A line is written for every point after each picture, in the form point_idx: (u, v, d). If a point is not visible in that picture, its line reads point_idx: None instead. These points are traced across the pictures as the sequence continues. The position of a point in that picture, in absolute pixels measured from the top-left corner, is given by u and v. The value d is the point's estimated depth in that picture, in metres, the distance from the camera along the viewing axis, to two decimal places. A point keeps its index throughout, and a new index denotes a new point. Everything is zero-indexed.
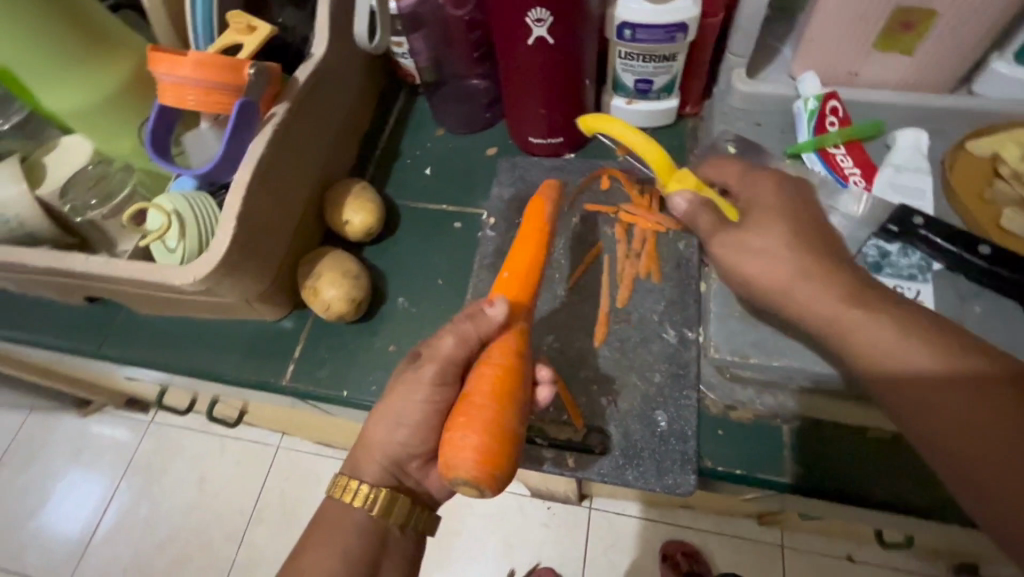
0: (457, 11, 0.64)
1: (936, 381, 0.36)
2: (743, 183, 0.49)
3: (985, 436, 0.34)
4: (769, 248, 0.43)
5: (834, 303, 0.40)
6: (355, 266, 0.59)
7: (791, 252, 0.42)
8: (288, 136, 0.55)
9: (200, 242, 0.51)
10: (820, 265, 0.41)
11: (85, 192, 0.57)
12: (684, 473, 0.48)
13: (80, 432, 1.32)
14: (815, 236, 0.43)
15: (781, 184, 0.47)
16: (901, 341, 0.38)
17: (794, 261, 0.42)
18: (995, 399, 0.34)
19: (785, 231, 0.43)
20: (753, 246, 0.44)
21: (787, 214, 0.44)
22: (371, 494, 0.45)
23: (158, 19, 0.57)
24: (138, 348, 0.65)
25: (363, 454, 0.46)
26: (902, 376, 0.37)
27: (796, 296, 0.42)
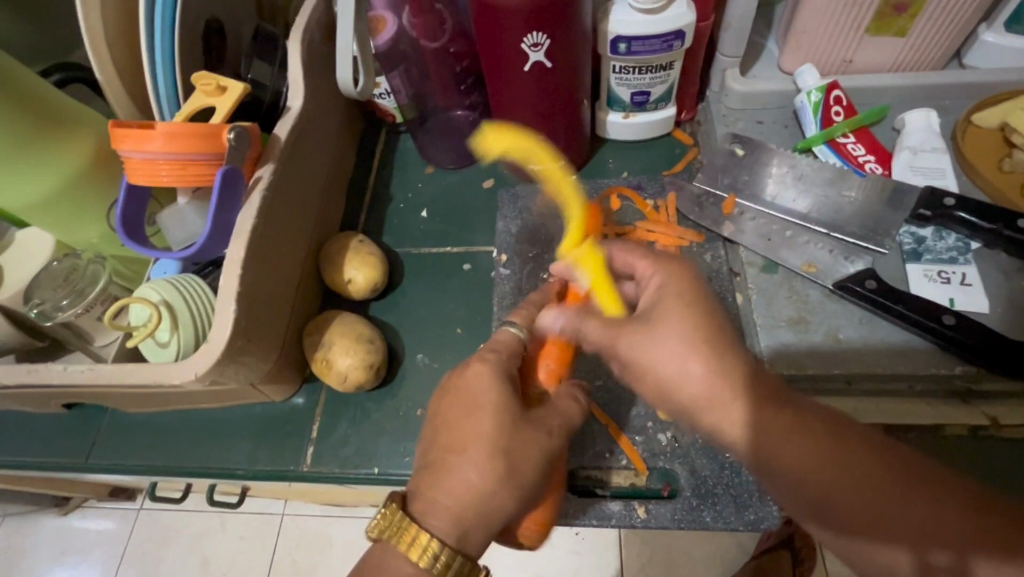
0: (432, 43, 0.60)
1: (822, 473, 0.32)
2: (653, 270, 0.40)
3: (905, 515, 0.30)
4: (666, 349, 0.36)
5: (738, 391, 0.34)
6: (368, 328, 0.55)
7: (698, 356, 0.35)
8: (275, 201, 0.50)
9: (195, 332, 0.46)
10: (677, 312, 0.36)
11: (56, 292, 0.50)
12: (765, 506, 0.44)
13: (60, 532, 1.21)
14: (714, 326, 0.36)
15: (683, 275, 0.39)
16: (779, 430, 0.33)
17: (703, 366, 0.35)
18: (860, 452, 0.32)
19: (683, 325, 0.36)
20: (653, 351, 0.37)
21: (685, 315, 0.36)
22: (429, 547, 0.36)
23: (116, 92, 0.52)
24: (130, 453, 0.58)
25: (435, 496, 0.38)
26: (801, 468, 0.33)
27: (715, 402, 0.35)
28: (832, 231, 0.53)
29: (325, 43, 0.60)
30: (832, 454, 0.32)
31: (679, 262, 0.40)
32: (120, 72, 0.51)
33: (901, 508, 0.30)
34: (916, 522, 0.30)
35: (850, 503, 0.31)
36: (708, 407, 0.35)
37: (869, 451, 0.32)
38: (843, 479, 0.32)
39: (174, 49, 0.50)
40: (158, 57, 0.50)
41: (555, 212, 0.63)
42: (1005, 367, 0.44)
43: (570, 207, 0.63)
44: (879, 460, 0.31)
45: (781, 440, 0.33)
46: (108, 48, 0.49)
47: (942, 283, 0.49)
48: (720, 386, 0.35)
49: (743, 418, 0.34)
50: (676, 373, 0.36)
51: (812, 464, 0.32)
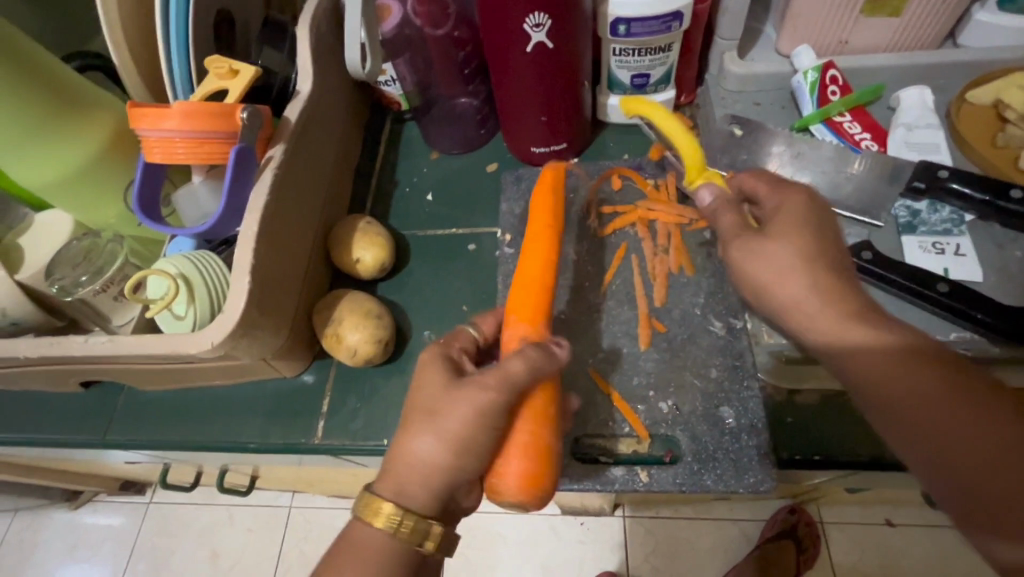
0: (435, 30, 0.62)
1: (906, 406, 0.36)
2: (772, 192, 0.44)
3: (968, 449, 0.33)
4: (782, 265, 0.40)
5: (831, 319, 0.39)
6: (375, 305, 0.56)
7: (801, 271, 0.40)
8: (286, 181, 0.52)
9: (211, 305, 0.48)
10: (810, 266, 0.40)
11: (75, 269, 0.52)
12: (764, 469, 0.46)
13: (73, 526, 1.23)
14: (818, 258, 0.40)
15: (810, 202, 0.43)
16: (899, 369, 0.36)
17: (808, 279, 0.40)
18: (962, 387, 0.34)
19: (805, 236, 0.41)
20: (764, 262, 0.41)
21: (802, 228, 0.41)
22: (401, 521, 0.37)
23: (132, 77, 0.53)
24: (146, 429, 0.60)
25: (390, 470, 0.38)
26: (901, 402, 0.36)
27: (837, 344, 0.39)
28: (829, 205, 0.55)
29: (333, 30, 0.62)
30: (923, 394, 0.35)
31: (798, 188, 0.43)
32: (136, 57, 0.53)
33: (983, 451, 0.33)
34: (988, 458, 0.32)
35: (961, 444, 0.33)
36: (851, 357, 0.38)
37: (982, 389, 0.34)
38: (937, 423, 0.34)
39: (188, 34, 0.52)
40: (173, 42, 0.51)
41: None
42: (1000, 332, 0.45)
43: (572, 187, 0.62)
44: (965, 403, 0.34)
45: (907, 385, 0.36)
46: (125, 34, 0.51)
47: (936, 254, 0.51)
48: (878, 340, 0.37)
49: (873, 369, 0.37)
50: (853, 341, 0.38)
51: (912, 400, 0.35)
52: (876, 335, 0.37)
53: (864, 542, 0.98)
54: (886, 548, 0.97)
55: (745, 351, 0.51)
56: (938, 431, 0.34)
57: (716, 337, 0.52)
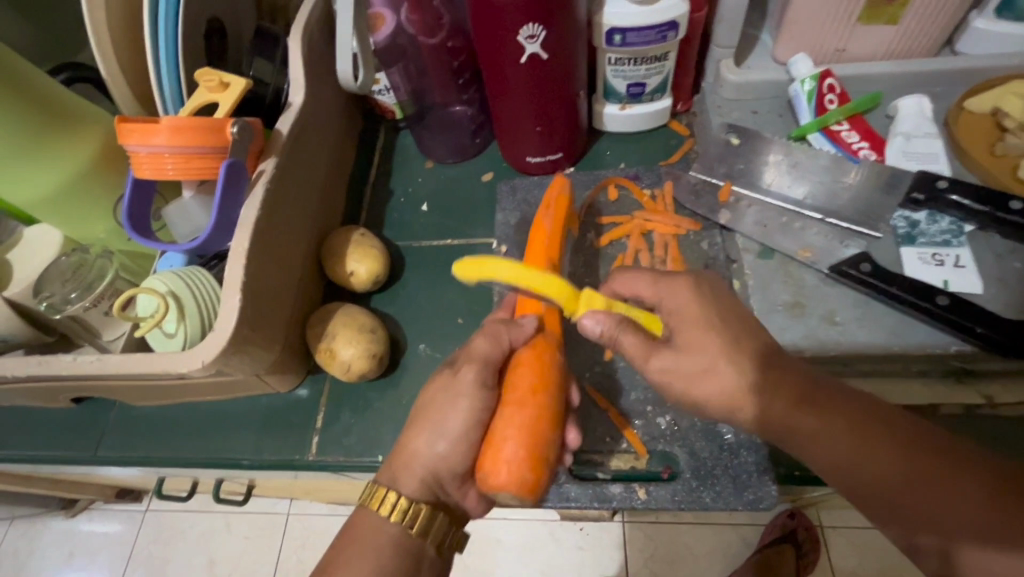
0: (429, 39, 0.61)
1: (850, 465, 0.35)
2: (659, 291, 0.43)
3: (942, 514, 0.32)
4: (687, 314, 0.41)
5: (730, 389, 0.38)
6: (370, 319, 0.55)
7: (729, 365, 0.38)
8: (278, 195, 0.51)
9: (201, 321, 0.47)
10: (763, 388, 0.37)
11: (65, 286, 0.51)
12: (763, 486, 0.45)
13: (69, 534, 1.22)
14: (739, 346, 0.39)
15: (703, 292, 0.42)
16: (819, 438, 0.36)
17: (733, 366, 0.38)
18: (891, 434, 0.34)
19: (705, 308, 0.40)
20: (671, 313, 0.42)
21: (668, 291, 0.42)
22: (413, 510, 0.42)
23: (121, 90, 0.53)
24: (137, 445, 0.59)
25: (404, 464, 0.43)
26: (844, 454, 0.35)
27: (720, 399, 0.39)
28: (827, 216, 0.54)
29: (326, 40, 0.61)
30: (854, 445, 0.35)
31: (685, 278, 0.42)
32: (124, 69, 0.52)
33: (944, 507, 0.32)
34: (944, 518, 0.32)
35: (889, 476, 0.34)
36: (720, 403, 0.39)
37: (900, 436, 0.34)
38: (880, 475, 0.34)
39: (178, 46, 0.51)
40: (163, 55, 0.51)
41: None
42: (1001, 346, 0.45)
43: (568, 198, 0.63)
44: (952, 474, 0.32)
45: (858, 462, 0.34)
46: (113, 47, 0.50)
47: (936, 265, 0.50)
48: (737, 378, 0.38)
49: (792, 423, 0.37)
50: (809, 444, 0.36)
51: (847, 460, 0.35)
52: (811, 416, 0.36)
53: (864, 547, 0.98)
54: (886, 554, 0.97)
55: None
56: (879, 479, 0.34)
57: None
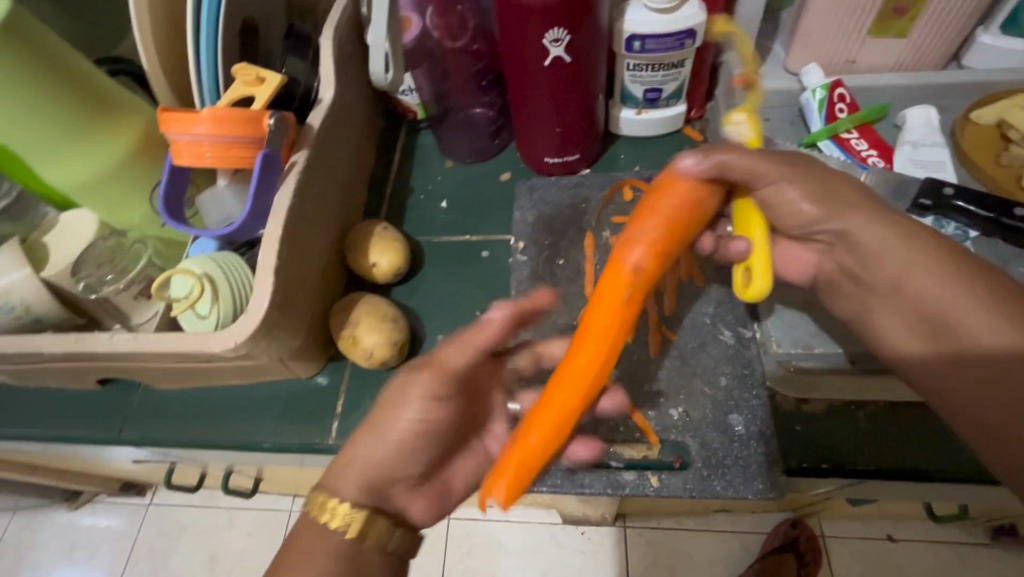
0: (453, 43, 0.64)
1: (979, 352, 0.37)
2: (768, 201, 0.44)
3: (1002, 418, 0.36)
4: (872, 228, 0.42)
5: (926, 266, 0.40)
6: (392, 309, 0.57)
7: (932, 243, 0.41)
8: (308, 185, 0.53)
9: (233, 305, 0.49)
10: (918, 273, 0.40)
11: (100, 268, 0.53)
12: (773, 476, 0.47)
13: (73, 526, 1.23)
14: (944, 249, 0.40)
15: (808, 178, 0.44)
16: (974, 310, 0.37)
17: (911, 247, 0.41)
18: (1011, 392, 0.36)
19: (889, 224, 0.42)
20: (865, 234, 0.43)
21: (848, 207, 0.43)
22: (348, 515, 0.39)
23: (161, 83, 0.55)
24: (160, 427, 0.61)
25: (340, 469, 0.41)
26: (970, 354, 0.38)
27: (912, 279, 0.41)
28: None
29: (355, 41, 0.63)
30: (1015, 382, 0.36)
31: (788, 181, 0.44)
32: (165, 63, 0.55)
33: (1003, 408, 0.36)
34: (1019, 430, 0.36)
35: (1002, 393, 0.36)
36: (904, 260, 0.41)
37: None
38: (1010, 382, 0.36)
39: (218, 42, 0.53)
40: (202, 49, 0.53)
41: (569, 202, 0.65)
42: None
43: (585, 198, 0.65)
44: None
45: (990, 357, 0.37)
46: (156, 42, 0.53)
47: None
48: (945, 283, 0.39)
49: (950, 309, 0.39)
50: (923, 288, 0.40)
51: (989, 376, 0.37)
52: (1012, 336, 0.36)
53: (864, 557, 0.98)
54: (885, 563, 0.97)
55: (754, 360, 0.52)
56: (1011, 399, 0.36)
57: (725, 345, 0.53)
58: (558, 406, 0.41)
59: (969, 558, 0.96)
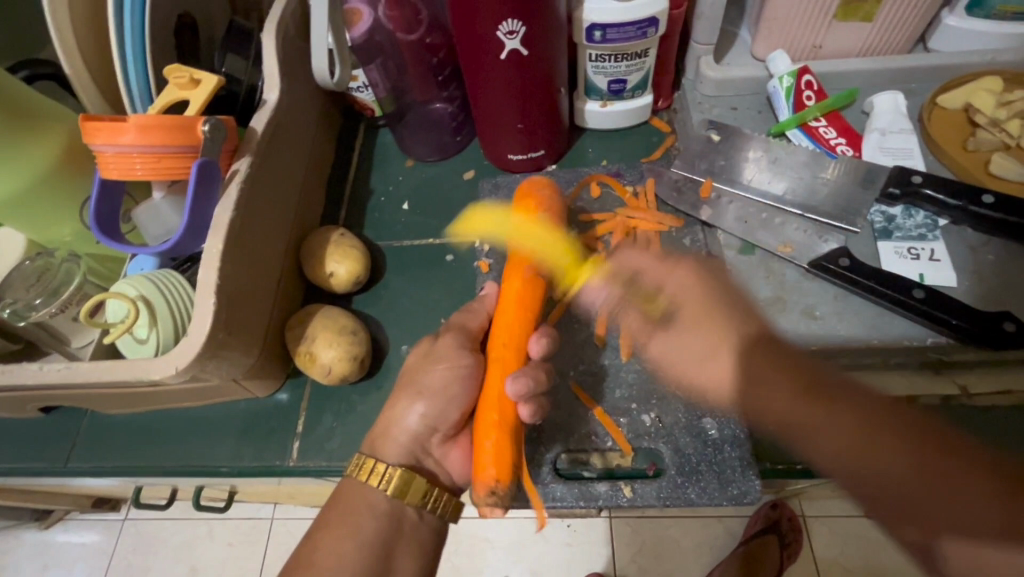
0: (408, 35, 0.60)
1: (843, 455, 0.35)
2: (665, 270, 0.44)
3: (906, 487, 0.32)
4: (692, 354, 0.41)
5: (724, 367, 0.40)
6: (351, 320, 0.55)
7: (727, 352, 0.40)
8: (252, 195, 0.50)
9: (174, 327, 0.46)
10: (717, 318, 0.40)
11: (28, 291, 0.49)
12: (748, 480, 0.45)
13: (44, 545, 1.18)
14: (739, 333, 0.40)
15: (699, 266, 0.43)
16: (827, 421, 0.35)
17: (703, 338, 0.41)
18: (909, 443, 0.33)
19: (698, 288, 0.42)
20: (681, 352, 0.42)
21: (692, 273, 0.43)
22: (388, 473, 0.43)
23: (86, 88, 0.51)
24: (109, 455, 0.57)
25: (382, 434, 0.46)
26: (829, 452, 0.35)
27: (755, 405, 0.38)
28: (807, 212, 0.54)
29: (300, 35, 0.59)
30: (873, 441, 0.34)
31: (687, 261, 0.43)
32: (89, 66, 0.50)
33: (931, 485, 0.31)
34: (932, 513, 0.31)
35: (887, 470, 0.33)
36: (704, 359, 0.41)
37: (906, 423, 0.34)
38: (871, 467, 0.33)
39: (144, 41, 0.49)
40: (128, 49, 0.49)
41: None
42: (974, 335, 0.46)
43: None
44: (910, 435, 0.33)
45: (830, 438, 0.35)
46: (76, 43, 0.48)
47: (911, 259, 0.51)
48: (788, 401, 0.37)
49: (786, 418, 0.37)
50: (773, 403, 0.37)
51: (864, 458, 0.34)
52: (817, 405, 0.36)
53: (843, 535, 1.00)
54: (864, 540, 0.98)
55: None
56: (883, 480, 0.33)
57: None
58: (501, 334, 0.47)
59: None
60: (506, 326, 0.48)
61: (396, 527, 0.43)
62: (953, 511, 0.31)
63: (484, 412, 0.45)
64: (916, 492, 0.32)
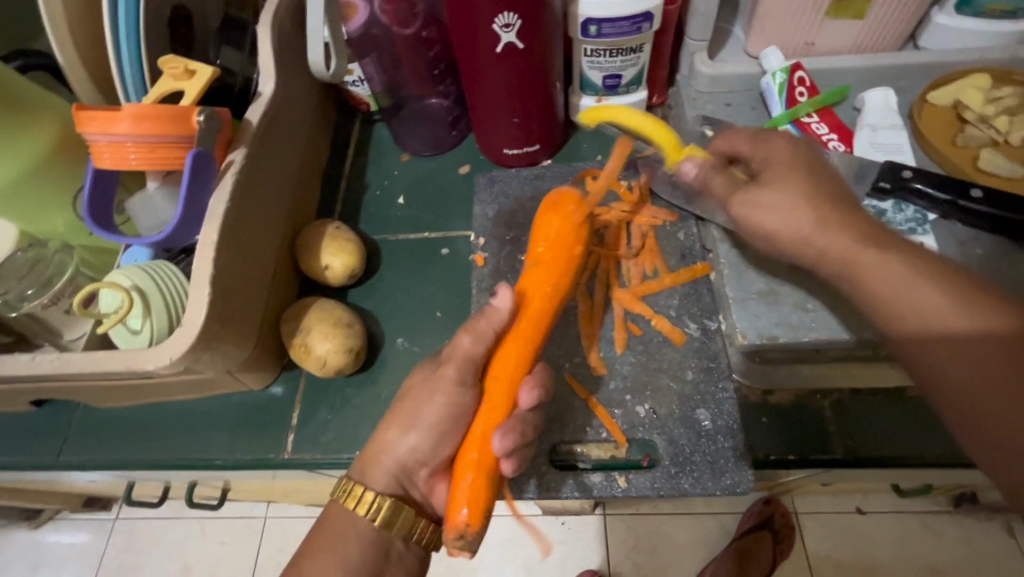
0: (403, 29, 0.60)
1: (947, 333, 0.37)
2: (756, 146, 0.47)
3: (982, 395, 0.35)
4: (780, 206, 0.43)
5: (848, 242, 0.41)
6: (346, 313, 0.54)
7: (810, 209, 0.42)
8: (247, 186, 0.49)
9: (168, 318, 0.46)
10: (831, 222, 0.41)
11: (20, 282, 0.49)
12: (740, 470, 0.46)
13: (34, 544, 1.17)
14: (819, 193, 0.43)
15: (796, 144, 0.46)
16: (935, 294, 0.37)
17: (815, 213, 0.42)
18: (1005, 348, 0.35)
19: (798, 189, 0.43)
20: (764, 203, 0.44)
21: (803, 170, 0.44)
22: (376, 502, 0.44)
23: (79, 78, 0.50)
24: (102, 448, 0.57)
25: (372, 460, 0.45)
26: (936, 335, 0.37)
27: (823, 246, 0.42)
28: None
29: (296, 27, 0.59)
30: (970, 339, 0.36)
31: (782, 137, 0.46)
32: (82, 56, 0.50)
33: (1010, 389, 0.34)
34: (992, 407, 0.34)
35: (964, 369, 0.36)
36: (851, 257, 0.40)
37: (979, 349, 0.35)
38: (963, 371, 0.36)
39: (138, 32, 0.49)
40: (122, 39, 0.49)
41: (530, 195, 0.63)
42: None
43: (546, 190, 0.63)
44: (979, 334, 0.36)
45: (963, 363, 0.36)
46: (70, 33, 0.48)
47: None
48: (931, 289, 0.38)
49: (875, 279, 0.40)
50: (890, 269, 0.39)
51: (969, 343, 0.36)
52: (933, 287, 0.38)
53: (833, 530, 1.00)
54: (854, 534, 0.99)
55: (720, 352, 0.51)
56: (973, 380, 0.35)
57: (691, 339, 0.52)
58: (502, 370, 0.45)
59: (937, 527, 0.98)
60: (508, 356, 0.45)
61: (382, 559, 0.43)
62: (996, 411, 0.34)
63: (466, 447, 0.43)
64: (981, 388, 0.35)
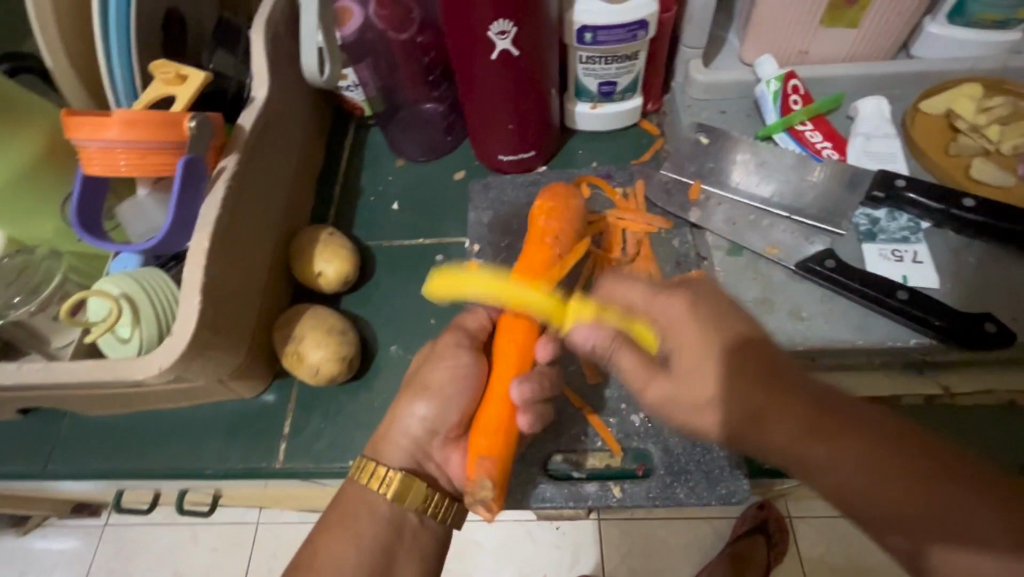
0: (400, 35, 0.59)
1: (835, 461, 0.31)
2: (653, 300, 0.39)
3: (937, 533, 0.29)
4: (675, 324, 0.37)
5: (702, 357, 0.35)
6: (339, 320, 0.54)
7: (701, 334, 0.36)
8: (240, 193, 0.49)
9: (159, 326, 0.45)
10: (722, 351, 0.35)
11: (6, 288, 0.48)
12: (736, 480, 0.46)
13: (21, 551, 1.15)
14: (714, 321, 0.36)
15: (695, 295, 0.38)
16: (831, 436, 0.31)
17: (701, 332, 0.36)
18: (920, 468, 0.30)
19: (695, 303, 0.37)
20: (664, 323, 0.38)
21: (689, 294, 0.37)
22: (388, 476, 0.43)
23: (69, 82, 0.50)
24: (90, 457, 0.56)
25: (384, 436, 0.46)
26: (842, 458, 0.31)
27: (732, 394, 0.34)
28: (793, 214, 0.55)
29: (290, 32, 0.59)
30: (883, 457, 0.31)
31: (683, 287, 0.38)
32: (72, 60, 0.49)
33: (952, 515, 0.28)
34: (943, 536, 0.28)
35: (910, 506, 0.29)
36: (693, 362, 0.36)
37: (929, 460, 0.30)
38: (902, 506, 0.30)
39: (130, 36, 0.48)
40: (113, 43, 0.48)
41: (525, 201, 0.63)
42: (954, 336, 0.46)
43: None
44: (923, 458, 0.30)
45: (829, 448, 0.32)
46: (60, 37, 0.48)
47: (895, 262, 0.52)
48: (762, 394, 0.33)
49: (771, 412, 0.33)
50: (715, 388, 0.35)
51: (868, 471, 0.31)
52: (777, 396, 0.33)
53: (826, 535, 1.00)
54: (847, 539, 0.99)
55: None
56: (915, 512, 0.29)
57: None
58: (505, 362, 0.46)
59: None
60: (513, 347, 0.46)
61: (396, 532, 0.43)
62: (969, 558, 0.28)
63: (480, 438, 0.44)
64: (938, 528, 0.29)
